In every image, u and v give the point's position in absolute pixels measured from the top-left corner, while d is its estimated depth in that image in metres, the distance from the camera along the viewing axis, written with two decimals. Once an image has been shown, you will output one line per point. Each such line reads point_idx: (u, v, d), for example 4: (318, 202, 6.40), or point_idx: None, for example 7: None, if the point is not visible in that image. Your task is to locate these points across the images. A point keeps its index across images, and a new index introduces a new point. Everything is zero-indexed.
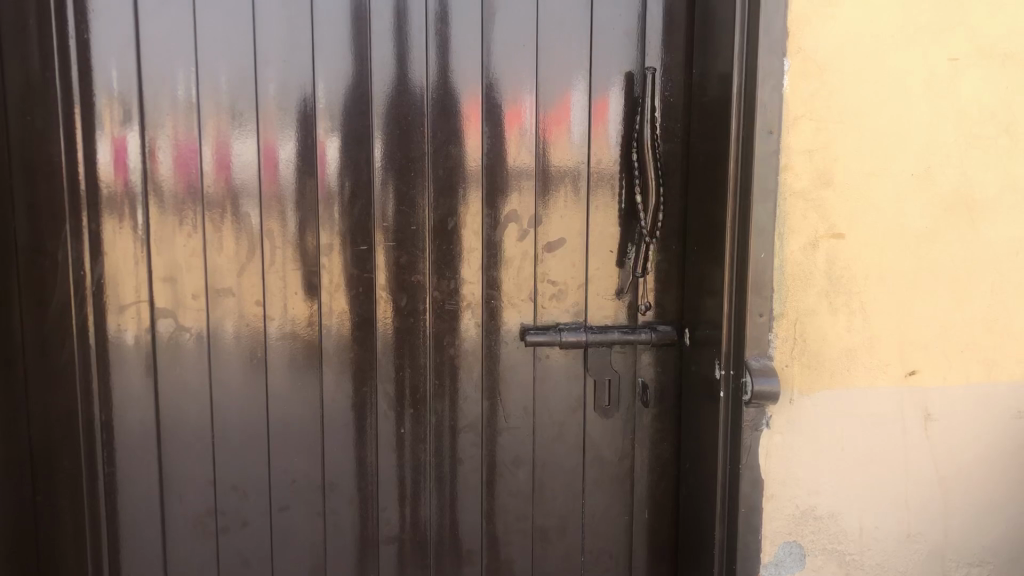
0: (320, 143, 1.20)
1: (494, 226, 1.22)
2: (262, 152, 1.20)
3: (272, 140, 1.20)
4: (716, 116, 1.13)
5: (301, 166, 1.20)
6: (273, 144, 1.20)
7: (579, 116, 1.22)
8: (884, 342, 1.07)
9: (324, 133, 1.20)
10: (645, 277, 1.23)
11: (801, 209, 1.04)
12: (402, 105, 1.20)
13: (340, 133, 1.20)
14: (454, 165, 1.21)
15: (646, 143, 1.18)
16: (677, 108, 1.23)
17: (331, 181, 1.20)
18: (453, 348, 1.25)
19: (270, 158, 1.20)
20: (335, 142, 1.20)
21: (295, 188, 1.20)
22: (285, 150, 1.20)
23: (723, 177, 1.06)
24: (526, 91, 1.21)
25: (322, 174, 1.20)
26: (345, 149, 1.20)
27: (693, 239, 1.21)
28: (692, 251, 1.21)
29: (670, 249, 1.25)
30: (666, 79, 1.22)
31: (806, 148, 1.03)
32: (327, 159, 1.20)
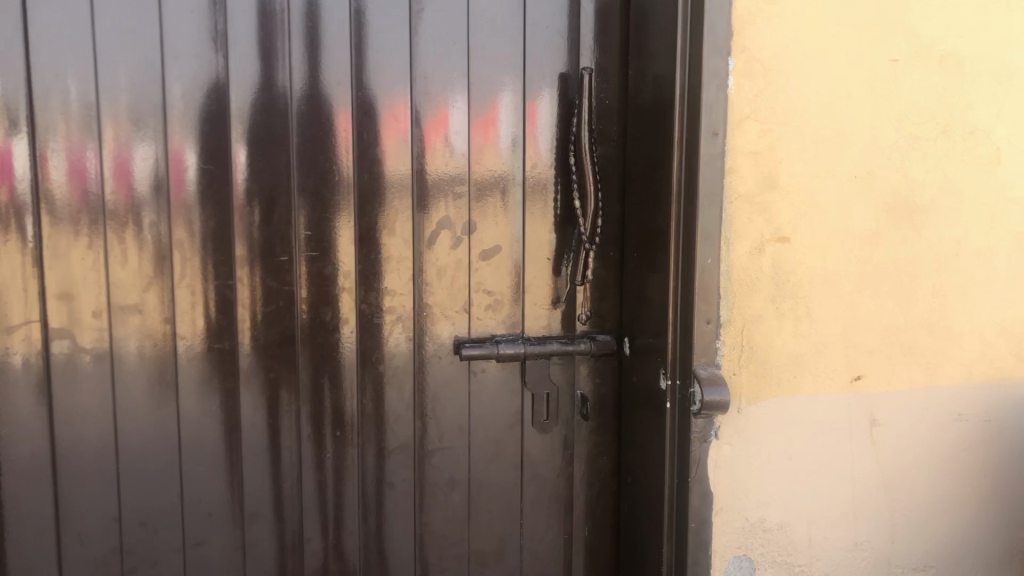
0: (232, 149, 1.10)
1: (422, 234, 1.15)
2: (167, 157, 1.09)
3: (178, 145, 1.09)
4: (654, 118, 1.10)
5: (211, 173, 1.10)
6: (179, 149, 1.09)
7: (513, 119, 1.16)
8: (830, 347, 1.06)
9: (236, 137, 1.10)
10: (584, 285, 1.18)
11: (747, 213, 1.02)
12: (321, 106, 1.12)
13: (253, 137, 1.11)
14: (380, 170, 1.14)
15: (583, 146, 1.14)
16: (614, 111, 1.19)
17: (245, 188, 1.11)
18: (382, 364, 1.17)
19: (177, 165, 1.09)
20: (248, 145, 1.11)
21: (204, 197, 1.10)
22: (193, 157, 1.10)
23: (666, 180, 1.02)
24: (455, 92, 1.15)
25: (235, 181, 1.11)
26: (258, 152, 1.11)
27: (631, 245, 1.17)
28: (632, 258, 1.18)
29: (609, 256, 1.20)
30: (602, 81, 1.18)
31: (751, 150, 1.01)
32: (238, 162, 1.11)
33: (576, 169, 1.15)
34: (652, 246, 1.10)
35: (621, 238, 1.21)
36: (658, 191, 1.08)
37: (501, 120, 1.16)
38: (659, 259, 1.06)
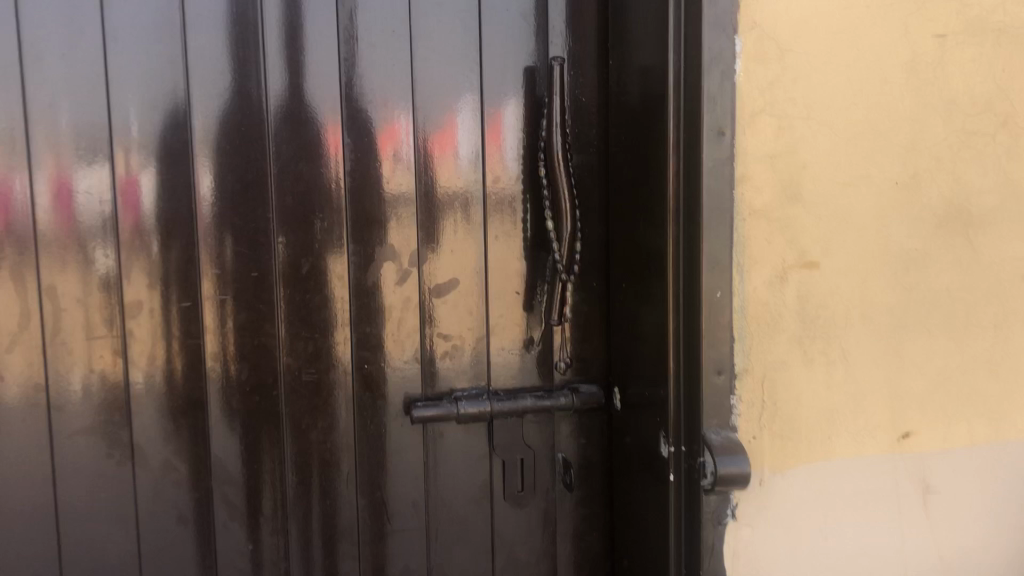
0: (133, 176, 0.88)
1: (362, 269, 0.93)
2: (51, 184, 0.87)
3: (64, 170, 0.87)
4: (642, 116, 0.88)
5: (108, 201, 0.88)
6: (67, 175, 0.87)
7: (470, 123, 0.94)
8: (872, 398, 0.84)
9: (139, 160, 0.88)
10: (563, 325, 0.96)
11: (764, 232, 0.80)
12: (245, 111, 0.90)
13: (158, 159, 0.89)
14: (305, 190, 0.91)
15: (555, 154, 0.92)
16: (592, 110, 0.97)
17: (148, 217, 0.89)
18: (316, 432, 0.94)
19: (64, 192, 0.87)
20: (156, 165, 0.89)
21: (104, 226, 0.88)
22: (85, 181, 0.88)
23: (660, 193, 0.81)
24: (397, 90, 0.92)
25: (134, 214, 0.89)
26: (164, 167, 0.89)
27: (619, 273, 0.96)
28: (621, 291, 0.96)
29: (591, 287, 0.99)
30: (576, 74, 0.96)
31: (766, 153, 0.80)
32: (140, 179, 0.88)
33: (547, 182, 0.93)
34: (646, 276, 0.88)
35: (606, 265, 0.99)
36: (652, 208, 0.86)
37: (455, 125, 0.94)
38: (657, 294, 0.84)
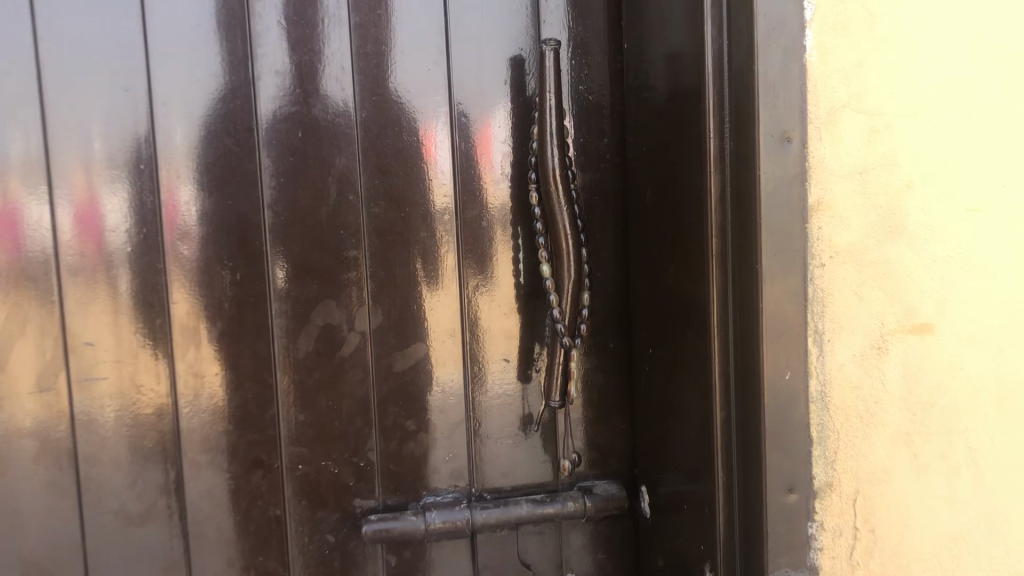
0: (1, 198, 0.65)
1: (292, 335, 0.69)
2: None
3: None
4: (671, 118, 0.63)
5: None
6: None
7: (439, 134, 0.70)
8: (1011, 520, 0.58)
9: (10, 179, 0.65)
10: (568, 404, 0.70)
11: (852, 284, 0.55)
12: (133, 121, 0.66)
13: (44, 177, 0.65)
14: (215, 231, 0.67)
15: (552, 173, 0.67)
16: (603, 112, 0.72)
17: (24, 256, 0.65)
18: (238, 555, 0.70)
19: None
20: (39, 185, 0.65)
21: None
22: None
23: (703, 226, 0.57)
24: (338, 91, 0.68)
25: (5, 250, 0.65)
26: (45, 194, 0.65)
27: (642, 330, 0.71)
28: (647, 357, 0.70)
29: (607, 350, 0.73)
30: (582, 65, 0.72)
31: (853, 168, 0.54)
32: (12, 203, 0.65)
33: (541, 211, 0.68)
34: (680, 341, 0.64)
35: (627, 318, 0.74)
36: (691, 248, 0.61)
37: (415, 137, 0.70)
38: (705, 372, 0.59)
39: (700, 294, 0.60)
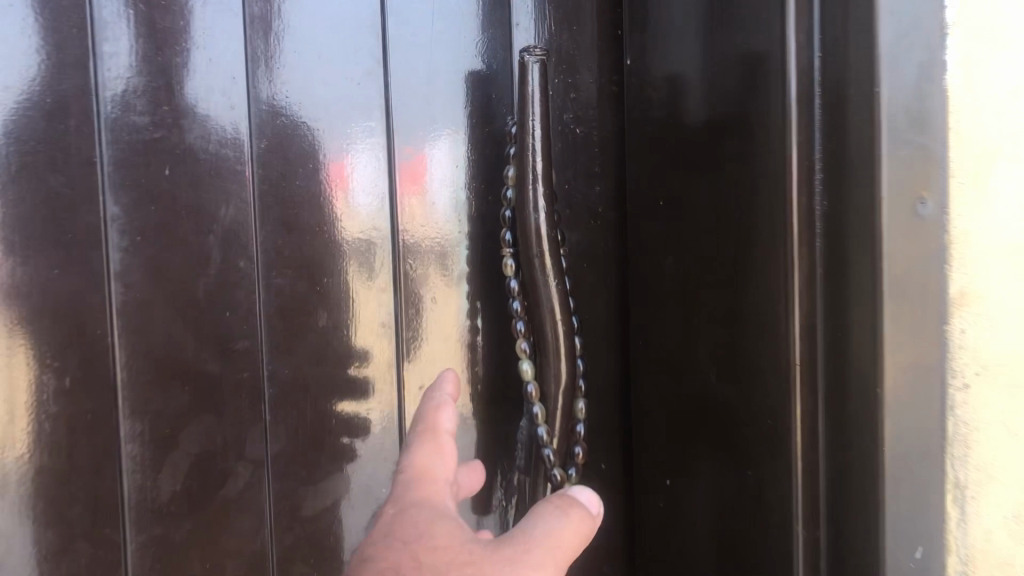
0: None
1: (152, 468, 0.47)
2: None
3: None
4: (710, 161, 0.45)
5: None
6: None
7: (361, 172, 0.49)
8: None
9: None
10: None
11: (1002, 414, 0.38)
12: None
13: None
14: (27, 317, 0.44)
15: (537, 233, 0.47)
16: (594, 152, 0.53)
17: None
18: None
19: None
20: None
21: None
22: None
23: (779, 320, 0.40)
24: (226, 112, 0.47)
25: None
26: None
27: (651, 449, 0.52)
28: (660, 487, 0.51)
29: (599, 470, 0.54)
30: (569, 85, 0.53)
31: (1004, 248, 0.38)
32: None
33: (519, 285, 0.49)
34: (717, 471, 0.46)
35: (627, 429, 0.55)
36: (750, 352, 0.42)
37: (333, 179, 0.49)
38: (786, 535, 0.40)
39: (768, 419, 0.41)
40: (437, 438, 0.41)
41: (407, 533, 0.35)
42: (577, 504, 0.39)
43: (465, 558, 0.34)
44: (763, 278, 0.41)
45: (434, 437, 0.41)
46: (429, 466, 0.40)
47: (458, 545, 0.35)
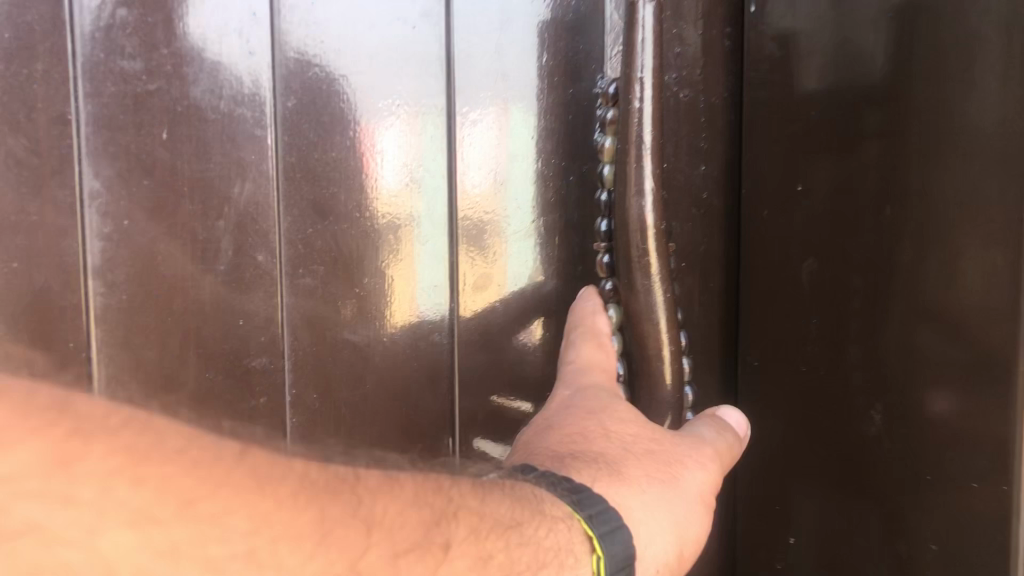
0: None
1: None
2: None
3: None
4: (867, 134, 0.35)
5: None
6: None
7: (393, 141, 0.38)
8: None
9: None
10: None
11: None
12: None
13: None
14: None
15: (642, 224, 0.37)
16: (701, 123, 0.43)
17: None
18: None
19: None
20: None
21: None
22: None
23: (996, 348, 0.30)
24: (244, 61, 0.36)
25: None
26: None
27: (767, 496, 0.43)
28: (779, 544, 0.42)
29: None
30: (678, 37, 0.42)
31: None
32: None
33: (620, 286, 0.39)
34: (869, 525, 0.37)
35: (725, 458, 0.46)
36: (939, 390, 0.32)
37: (371, 148, 0.38)
38: None
39: (972, 482, 0.31)
40: (595, 334, 0.38)
41: (581, 417, 0.33)
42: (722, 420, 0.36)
43: (650, 434, 0.32)
44: (966, 295, 0.31)
45: (593, 336, 0.38)
46: (595, 360, 0.37)
47: (639, 420, 0.33)
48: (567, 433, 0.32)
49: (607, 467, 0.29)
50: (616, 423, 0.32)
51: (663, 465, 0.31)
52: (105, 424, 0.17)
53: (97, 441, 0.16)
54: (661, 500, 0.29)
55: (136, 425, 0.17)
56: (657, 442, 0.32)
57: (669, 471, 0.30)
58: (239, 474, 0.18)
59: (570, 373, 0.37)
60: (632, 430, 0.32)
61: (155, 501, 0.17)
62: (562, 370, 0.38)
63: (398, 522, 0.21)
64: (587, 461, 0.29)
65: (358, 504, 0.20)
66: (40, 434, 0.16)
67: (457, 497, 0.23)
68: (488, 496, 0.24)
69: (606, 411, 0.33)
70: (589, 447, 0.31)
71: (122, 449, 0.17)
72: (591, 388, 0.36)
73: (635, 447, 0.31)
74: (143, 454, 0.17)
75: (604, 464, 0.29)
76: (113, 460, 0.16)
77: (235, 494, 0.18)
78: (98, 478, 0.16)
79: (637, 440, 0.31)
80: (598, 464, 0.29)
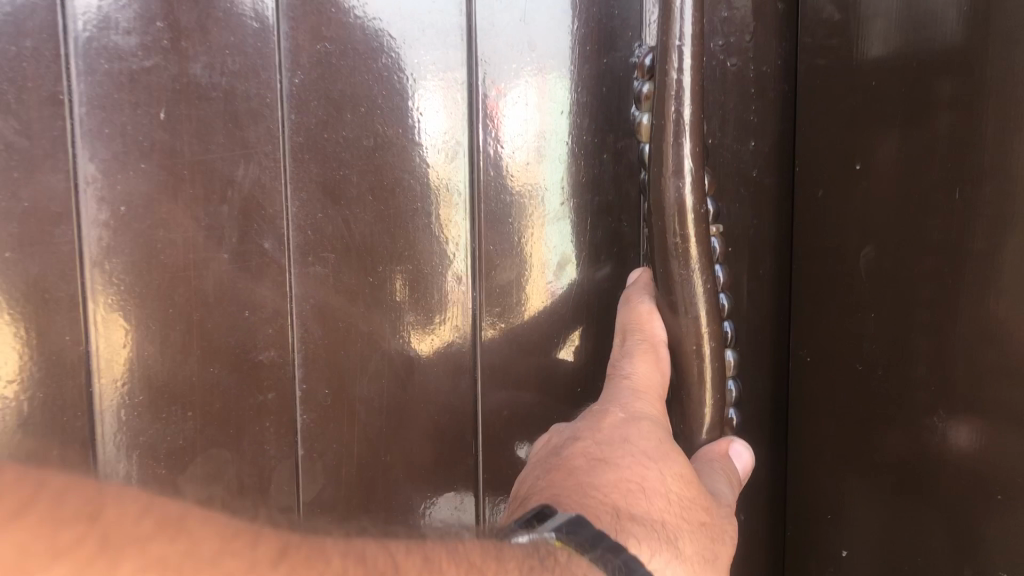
0: None
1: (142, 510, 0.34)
2: None
3: None
4: (937, 102, 0.31)
5: None
6: None
7: (412, 117, 0.35)
8: None
9: None
10: None
11: None
12: None
13: None
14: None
15: (679, 210, 0.34)
16: (749, 95, 0.40)
17: None
18: None
19: None
20: None
21: None
22: None
23: None
24: (248, 32, 0.33)
25: None
26: None
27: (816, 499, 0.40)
28: (828, 552, 0.39)
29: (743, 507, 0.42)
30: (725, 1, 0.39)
31: None
32: None
33: (657, 273, 0.36)
34: (930, 537, 0.33)
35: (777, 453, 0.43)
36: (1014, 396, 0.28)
37: (387, 126, 0.35)
38: None
39: None
40: (655, 348, 0.36)
41: (636, 457, 0.32)
42: (732, 465, 0.35)
43: (704, 503, 0.31)
44: None
45: (653, 349, 0.35)
46: (650, 381, 0.35)
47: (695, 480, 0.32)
48: (620, 477, 0.31)
49: (668, 543, 0.29)
50: (673, 473, 0.31)
51: (707, 541, 0.31)
52: (138, 532, 0.17)
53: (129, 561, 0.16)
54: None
55: (148, 509, 0.18)
56: (708, 511, 0.31)
57: (712, 548, 0.31)
58: None
59: (622, 391, 0.35)
60: (691, 488, 0.31)
61: None
62: (612, 381, 0.35)
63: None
64: (651, 532, 0.29)
65: None
66: (65, 556, 0.16)
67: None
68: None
69: (665, 457, 0.32)
70: (650, 507, 0.30)
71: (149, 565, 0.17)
72: (645, 417, 0.34)
73: (686, 515, 0.30)
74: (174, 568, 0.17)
75: (665, 537, 0.29)
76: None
77: None
78: None
79: (694, 505, 0.31)
80: (657, 541, 0.29)
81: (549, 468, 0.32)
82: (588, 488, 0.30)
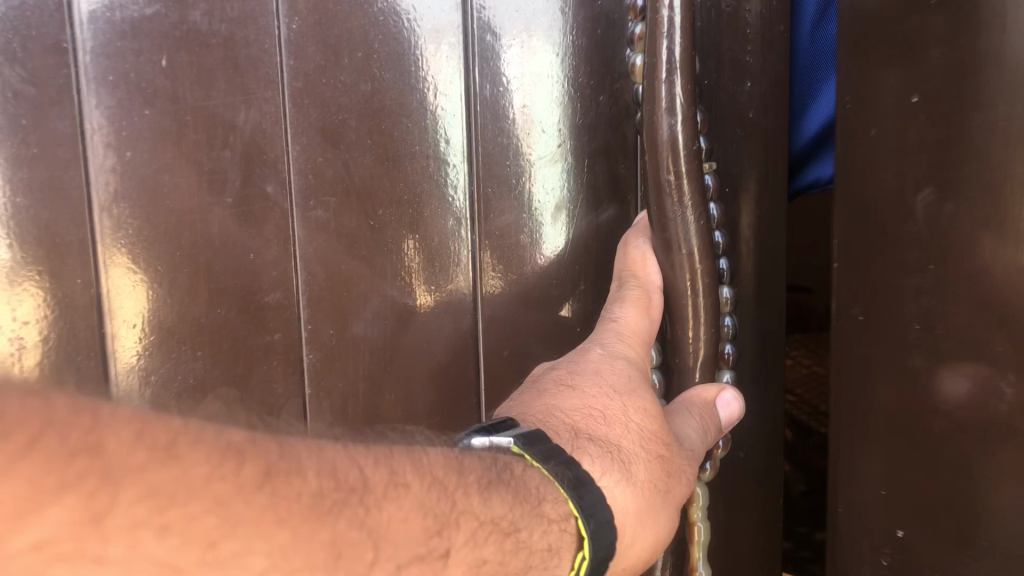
0: None
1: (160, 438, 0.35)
2: None
3: None
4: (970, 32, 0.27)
5: None
6: None
7: (409, 61, 0.36)
8: None
9: None
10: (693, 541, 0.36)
11: None
12: None
13: None
14: None
15: (672, 146, 0.34)
16: (745, 36, 0.40)
17: None
18: None
19: None
20: None
21: None
22: None
23: None
24: None
25: None
26: None
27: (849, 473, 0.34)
28: (883, 534, 0.33)
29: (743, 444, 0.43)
30: None
31: None
32: None
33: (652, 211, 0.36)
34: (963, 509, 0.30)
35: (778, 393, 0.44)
36: None
37: (385, 72, 0.36)
38: None
39: None
40: (648, 296, 0.36)
41: (605, 390, 0.33)
42: (714, 412, 0.35)
43: (664, 438, 0.32)
44: None
45: (645, 296, 0.36)
46: (638, 327, 0.36)
47: (660, 417, 0.32)
48: (585, 405, 0.33)
49: (620, 465, 0.30)
50: (637, 407, 0.33)
51: (662, 473, 0.31)
52: (132, 460, 0.18)
53: (127, 489, 0.17)
54: (652, 510, 0.30)
55: (134, 428, 0.18)
56: (667, 446, 0.32)
57: (667, 483, 0.31)
58: (256, 509, 0.20)
59: (608, 333, 0.36)
60: (654, 423, 0.32)
61: (179, 552, 0.18)
62: (602, 322, 0.37)
63: (398, 527, 0.22)
64: (602, 450, 0.30)
65: (365, 526, 0.21)
66: (71, 492, 0.17)
67: (458, 500, 0.24)
68: (490, 495, 0.25)
69: (632, 393, 0.33)
70: (607, 432, 0.31)
71: (146, 500, 0.18)
72: (625, 358, 0.35)
73: (645, 446, 0.31)
74: (169, 499, 0.18)
75: (618, 458, 0.30)
76: (143, 507, 0.18)
77: (253, 534, 0.19)
78: (126, 532, 0.17)
79: (655, 438, 0.32)
80: (611, 460, 0.30)
81: (526, 392, 0.35)
82: (555, 410, 0.32)
